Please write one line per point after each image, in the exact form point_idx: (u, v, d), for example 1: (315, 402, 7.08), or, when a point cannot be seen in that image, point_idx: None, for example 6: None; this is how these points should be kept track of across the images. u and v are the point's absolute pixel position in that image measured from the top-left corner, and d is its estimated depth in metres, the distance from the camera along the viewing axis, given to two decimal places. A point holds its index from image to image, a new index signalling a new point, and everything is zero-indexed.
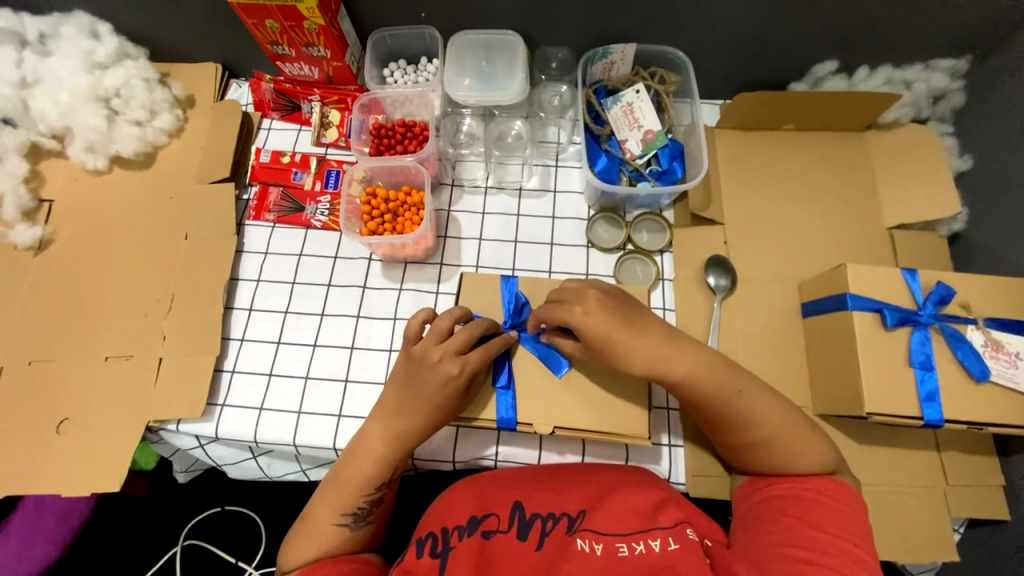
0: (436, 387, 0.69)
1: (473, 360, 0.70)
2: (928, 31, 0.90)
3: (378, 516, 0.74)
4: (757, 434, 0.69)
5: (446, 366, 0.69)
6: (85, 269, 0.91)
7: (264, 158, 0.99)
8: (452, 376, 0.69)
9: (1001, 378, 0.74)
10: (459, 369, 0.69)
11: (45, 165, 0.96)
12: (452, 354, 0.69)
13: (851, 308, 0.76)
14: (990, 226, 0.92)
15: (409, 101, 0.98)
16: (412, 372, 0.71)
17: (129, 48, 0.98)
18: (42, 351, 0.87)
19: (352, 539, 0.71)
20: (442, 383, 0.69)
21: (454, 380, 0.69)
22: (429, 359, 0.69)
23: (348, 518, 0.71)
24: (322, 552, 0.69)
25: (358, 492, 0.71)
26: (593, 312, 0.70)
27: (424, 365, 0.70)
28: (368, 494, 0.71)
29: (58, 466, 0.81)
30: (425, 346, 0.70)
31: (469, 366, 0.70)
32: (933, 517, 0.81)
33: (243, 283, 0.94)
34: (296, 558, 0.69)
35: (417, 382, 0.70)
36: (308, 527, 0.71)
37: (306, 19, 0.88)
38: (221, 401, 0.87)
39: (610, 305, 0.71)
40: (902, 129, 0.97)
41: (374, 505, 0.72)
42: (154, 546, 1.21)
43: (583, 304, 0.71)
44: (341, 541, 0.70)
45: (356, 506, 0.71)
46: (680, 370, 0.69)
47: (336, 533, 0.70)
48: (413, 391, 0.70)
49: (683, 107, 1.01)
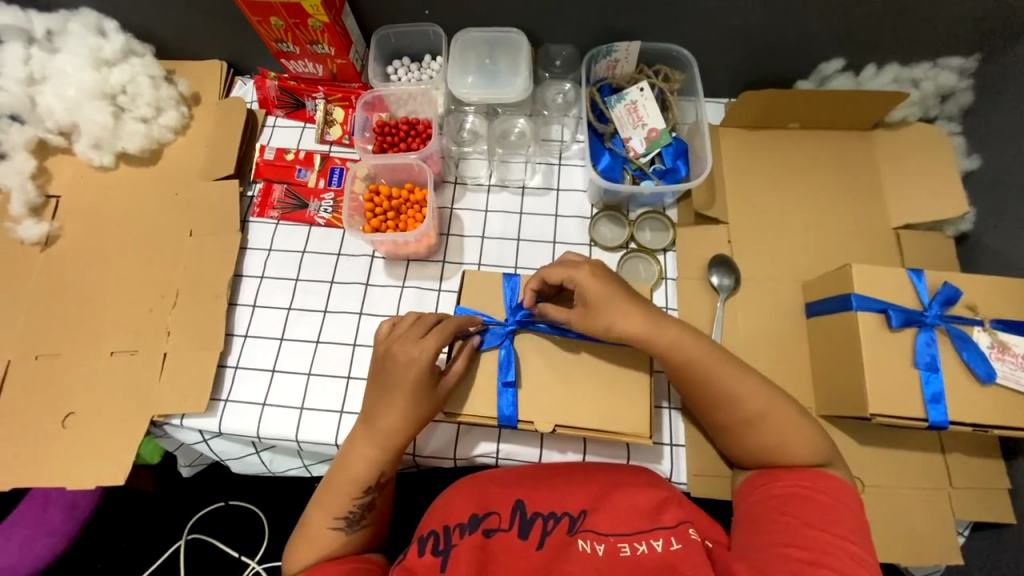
0: (401, 377, 0.71)
1: (432, 342, 0.72)
2: (936, 30, 0.89)
3: (375, 518, 0.74)
4: (740, 420, 0.71)
5: (406, 351, 0.72)
6: (90, 264, 0.92)
7: (269, 155, 1.00)
8: (411, 359, 0.71)
9: (1007, 380, 0.73)
10: (418, 352, 0.72)
11: (52, 161, 0.97)
12: (412, 339, 0.73)
13: (856, 308, 0.75)
14: (998, 226, 0.91)
15: (413, 99, 0.99)
16: (381, 369, 0.74)
17: (136, 45, 0.99)
18: (48, 345, 0.87)
19: (348, 543, 0.72)
20: (404, 367, 0.71)
21: (415, 364, 0.71)
22: (393, 352, 0.73)
23: (343, 522, 0.71)
24: (322, 557, 0.69)
25: (350, 495, 0.71)
26: (596, 274, 0.75)
27: (388, 357, 0.73)
28: (359, 498, 0.72)
29: (63, 459, 0.82)
30: (388, 343, 0.74)
31: (427, 348, 0.72)
32: (936, 519, 0.81)
33: (247, 279, 0.94)
34: (295, 562, 0.70)
35: (386, 376, 0.73)
36: (307, 533, 0.71)
37: (311, 16, 0.88)
38: (225, 396, 0.87)
39: (608, 274, 0.76)
40: (909, 128, 0.96)
41: (367, 508, 0.72)
42: (158, 540, 1.22)
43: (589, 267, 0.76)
44: (339, 545, 0.71)
45: (349, 509, 0.71)
46: (662, 344, 0.72)
47: (333, 538, 0.71)
48: (383, 385, 0.73)
49: (688, 105, 1.01)
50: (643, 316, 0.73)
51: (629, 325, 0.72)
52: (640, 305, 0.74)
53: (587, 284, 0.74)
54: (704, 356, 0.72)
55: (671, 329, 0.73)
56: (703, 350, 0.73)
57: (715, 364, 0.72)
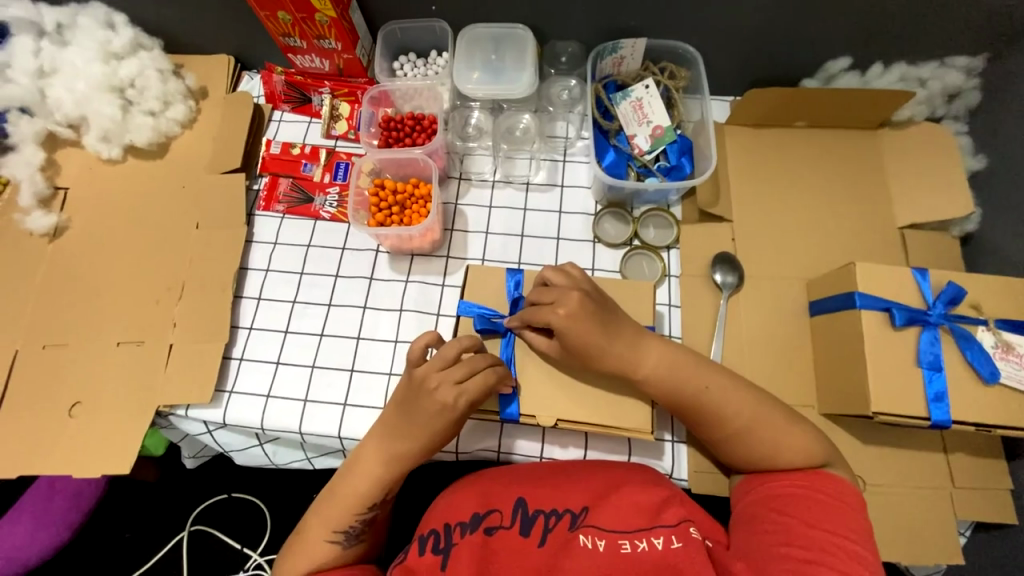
0: (431, 412, 0.70)
1: (470, 392, 0.70)
2: (943, 29, 0.89)
3: (370, 533, 0.75)
4: (733, 427, 0.70)
5: (441, 395, 0.69)
6: (97, 256, 0.93)
7: (274, 149, 1.01)
8: (445, 405, 0.69)
9: (1011, 380, 0.73)
10: (454, 400, 0.69)
11: (61, 153, 0.98)
12: (449, 383, 0.69)
13: (860, 307, 0.75)
14: (1003, 227, 0.91)
15: (420, 94, 1.00)
16: (410, 395, 0.71)
17: (144, 39, 1.00)
18: (55, 336, 0.88)
19: (343, 556, 0.72)
20: (438, 411, 0.69)
21: (449, 409, 0.70)
22: (426, 387, 0.69)
23: (340, 536, 0.72)
24: (315, 566, 0.70)
25: (352, 511, 0.71)
26: (575, 316, 0.71)
27: (419, 392, 0.70)
28: (361, 514, 0.72)
29: (69, 447, 0.83)
30: (426, 372, 0.70)
31: (464, 397, 0.70)
32: (938, 518, 0.80)
33: (252, 272, 0.95)
34: (289, 569, 0.71)
35: (415, 409, 0.71)
36: (302, 542, 0.72)
37: (319, 11, 0.89)
38: (229, 387, 0.88)
39: (591, 307, 0.72)
40: (916, 127, 0.96)
41: (367, 524, 0.73)
42: (162, 531, 1.23)
43: (564, 305, 0.72)
44: (335, 556, 0.71)
45: (349, 524, 0.72)
46: (643, 374, 0.72)
47: (328, 549, 0.71)
48: (411, 415, 0.71)
49: (694, 103, 1.01)
50: (626, 340, 0.73)
51: (616, 360, 0.72)
52: (621, 331, 0.73)
53: (566, 331, 0.71)
54: (688, 373, 0.72)
55: (649, 355, 0.73)
56: (686, 367, 0.73)
57: (700, 388, 0.72)
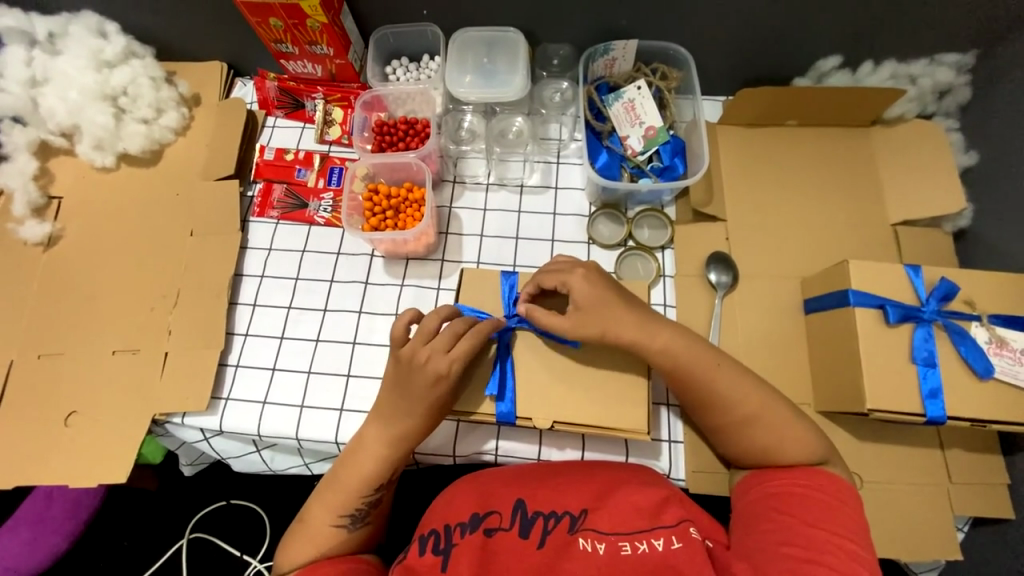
0: (426, 386, 0.71)
1: (461, 359, 0.71)
2: (932, 27, 0.89)
3: (376, 517, 0.74)
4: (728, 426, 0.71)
5: (434, 366, 0.70)
6: (91, 264, 0.93)
7: (268, 155, 1.01)
8: (440, 375, 0.70)
9: (1005, 375, 0.73)
10: (447, 369, 0.71)
11: (54, 162, 0.98)
12: (439, 353, 0.71)
13: (853, 304, 0.75)
14: (996, 222, 0.91)
15: (412, 98, 1.00)
16: (401, 374, 0.72)
17: (136, 47, 1.00)
18: (51, 345, 0.88)
19: (349, 541, 0.72)
20: (431, 383, 0.70)
21: (443, 378, 0.71)
22: (417, 360, 0.71)
23: (345, 520, 0.71)
24: (320, 552, 0.69)
25: (358, 493, 0.72)
26: (591, 276, 0.76)
27: (411, 368, 0.71)
28: (368, 495, 0.72)
29: (64, 456, 0.82)
30: (412, 347, 0.71)
31: (457, 364, 0.71)
32: (934, 515, 0.81)
33: (247, 278, 0.95)
34: (293, 559, 0.69)
35: (409, 384, 0.71)
36: (306, 527, 0.71)
37: (310, 16, 0.89)
38: (225, 394, 0.88)
39: (604, 275, 0.77)
40: (907, 125, 0.96)
41: (372, 507, 0.73)
42: (161, 540, 1.23)
43: (583, 267, 0.77)
44: (336, 544, 0.71)
45: (356, 507, 0.72)
46: (653, 345, 0.73)
47: (332, 534, 0.71)
48: (405, 393, 0.72)
49: (686, 103, 1.01)
50: (635, 313, 0.75)
51: (632, 330, 0.73)
52: (633, 303, 0.76)
53: (582, 290, 0.75)
54: (693, 362, 0.73)
55: (661, 330, 0.74)
56: (685, 352, 0.73)
57: (709, 367, 0.72)
